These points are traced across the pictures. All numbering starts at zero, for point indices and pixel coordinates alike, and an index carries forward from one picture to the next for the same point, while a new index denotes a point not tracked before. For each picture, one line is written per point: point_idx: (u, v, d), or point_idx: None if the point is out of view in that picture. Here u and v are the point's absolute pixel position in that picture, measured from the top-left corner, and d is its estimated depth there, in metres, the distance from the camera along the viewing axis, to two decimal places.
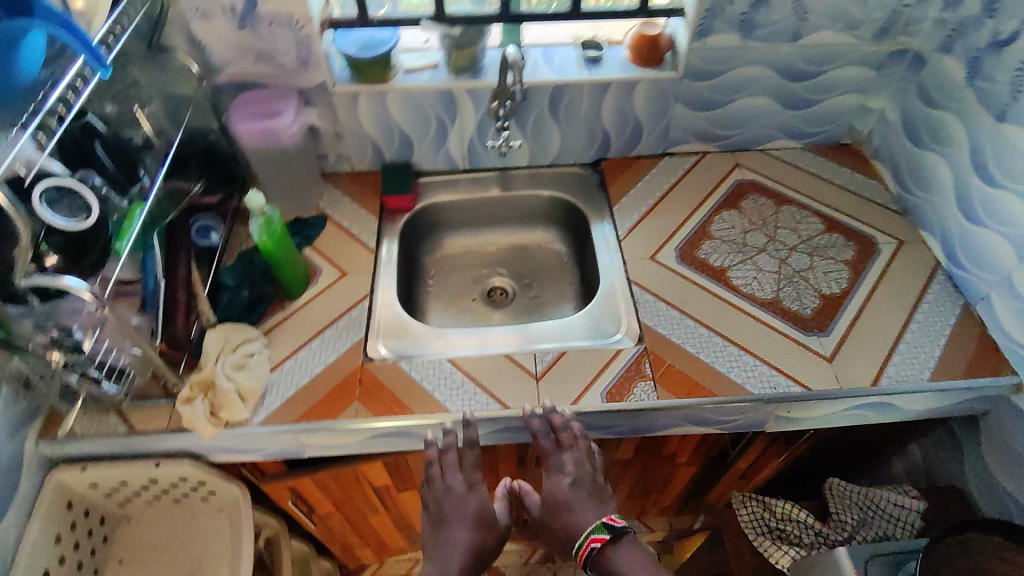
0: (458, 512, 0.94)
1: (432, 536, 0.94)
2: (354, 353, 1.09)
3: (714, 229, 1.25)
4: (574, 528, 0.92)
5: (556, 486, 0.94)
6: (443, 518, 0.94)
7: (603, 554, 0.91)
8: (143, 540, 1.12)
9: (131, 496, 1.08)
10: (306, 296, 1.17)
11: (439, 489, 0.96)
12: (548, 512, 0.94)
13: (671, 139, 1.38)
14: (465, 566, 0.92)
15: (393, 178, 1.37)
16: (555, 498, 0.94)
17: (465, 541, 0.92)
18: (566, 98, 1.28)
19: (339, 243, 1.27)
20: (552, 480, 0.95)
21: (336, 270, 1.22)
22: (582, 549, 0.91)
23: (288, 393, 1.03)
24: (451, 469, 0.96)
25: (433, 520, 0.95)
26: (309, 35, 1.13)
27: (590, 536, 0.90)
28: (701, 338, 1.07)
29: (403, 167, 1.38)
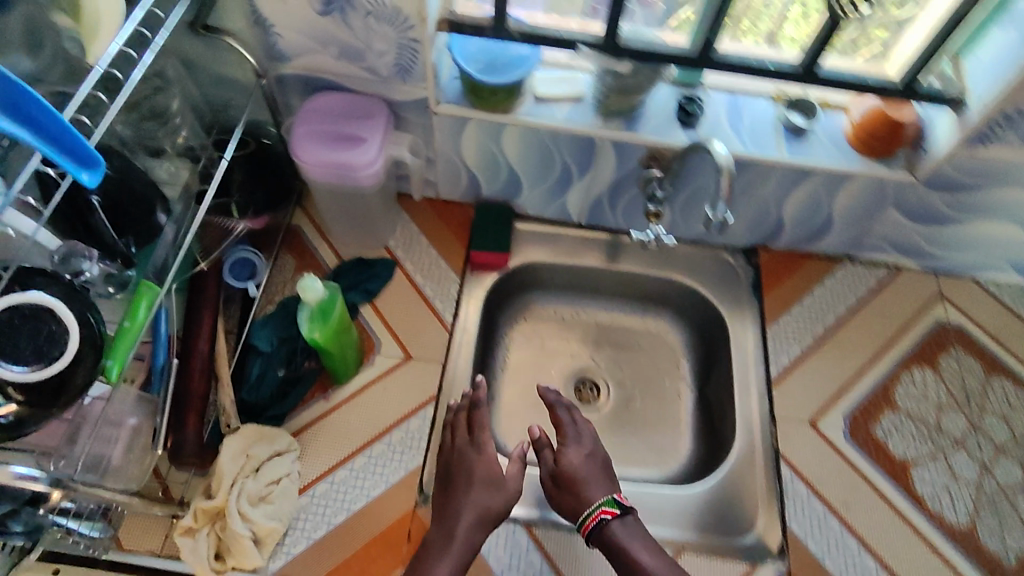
0: (478, 472, 0.79)
1: (447, 497, 0.78)
2: (405, 490, 0.84)
3: (898, 396, 0.95)
4: (584, 502, 0.80)
5: (572, 456, 0.84)
6: (462, 476, 0.79)
7: (610, 530, 0.78)
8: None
9: None
10: (354, 387, 0.91)
11: (465, 448, 0.82)
12: (566, 475, 0.82)
13: (861, 244, 1.03)
14: (475, 527, 0.76)
15: (488, 224, 1.05)
16: (576, 473, 0.82)
17: (484, 504, 0.77)
18: (745, 177, 0.93)
19: (405, 307, 0.99)
20: (567, 450, 0.84)
21: (399, 351, 0.95)
22: (589, 521, 0.79)
23: (318, 534, 0.80)
24: (480, 430, 0.83)
25: (449, 478, 0.80)
26: (418, 40, 0.79)
27: (600, 506, 0.79)
28: (864, 572, 0.83)
29: (504, 211, 1.07)
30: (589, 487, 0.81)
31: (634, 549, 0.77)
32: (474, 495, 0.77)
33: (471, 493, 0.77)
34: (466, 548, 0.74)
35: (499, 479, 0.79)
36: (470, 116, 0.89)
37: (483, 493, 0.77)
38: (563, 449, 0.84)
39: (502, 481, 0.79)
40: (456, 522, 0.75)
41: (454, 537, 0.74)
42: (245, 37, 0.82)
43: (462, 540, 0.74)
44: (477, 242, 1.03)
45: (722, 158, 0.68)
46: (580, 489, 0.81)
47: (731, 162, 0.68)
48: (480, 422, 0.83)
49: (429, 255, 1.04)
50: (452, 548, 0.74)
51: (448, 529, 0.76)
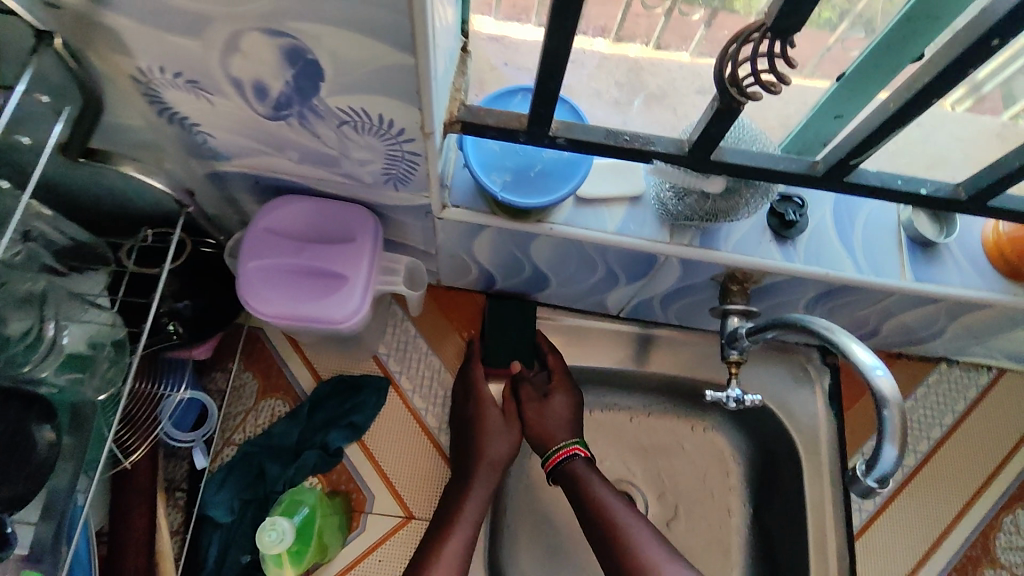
0: (485, 421, 0.76)
1: (462, 465, 0.74)
2: None
3: (1002, 548, 0.80)
4: (557, 439, 0.76)
5: (561, 392, 0.79)
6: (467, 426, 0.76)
7: (576, 467, 0.73)
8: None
9: None
10: (342, 563, 0.73)
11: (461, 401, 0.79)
12: (547, 409, 0.77)
13: (966, 350, 0.84)
14: (489, 479, 0.74)
15: (509, 328, 0.84)
16: (557, 415, 0.77)
17: (495, 453, 0.75)
18: (847, 296, 0.72)
19: (402, 441, 0.79)
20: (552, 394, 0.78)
21: (396, 510, 0.76)
22: (561, 453, 0.74)
23: None
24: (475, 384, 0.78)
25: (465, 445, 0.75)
26: (418, 152, 0.56)
27: (574, 442, 0.75)
28: None
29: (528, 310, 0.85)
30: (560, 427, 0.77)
31: (599, 492, 0.71)
32: (485, 448, 0.75)
33: (485, 447, 0.75)
34: (483, 500, 0.72)
35: (502, 429, 0.76)
36: (488, 226, 0.67)
37: (493, 441, 0.75)
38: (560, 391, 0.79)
39: (503, 428, 0.76)
40: (467, 471, 0.74)
41: (468, 488, 0.72)
42: (160, 135, 0.58)
43: (477, 492, 0.72)
44: (494, 357, 0.82)
45: (886, 383, 0.47)
46: (563, 421, 0.77)
47: (897, 392, 0.47)
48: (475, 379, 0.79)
49: (430, 366, 0.83)
50: (471, 500, 0.72)
51: (465, 483, 0.73)
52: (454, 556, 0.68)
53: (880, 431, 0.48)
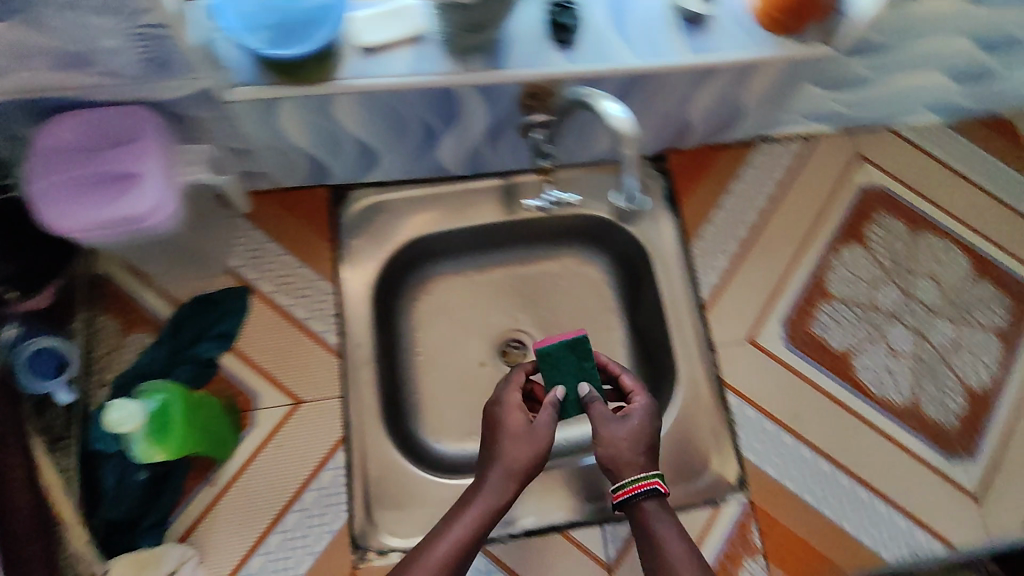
0: (510, 427, 0.71)
1: (485, 470, 0.70)
2: (336, 556, 0.75)
3: (831, 284, 0.90)
4: (629, 467, 0.68)
5: (635, 414, 0.71)
6: (494, 432, 0.71)
7: (646, 507, 0.68)
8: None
9: None
10: (242, 457, 0.77)
11: (503, 413, 0.72)
12: (615, 430, 0.70)
13: (776, 123, 0.92)
14: (505, 484, 0.69)
15: (564, 366, 0.74)
16: (628, 444, 0.69)
17: (512, 460, 0.69)
18: (643, 89, 0.77)
19: (274, 338, 0.81)
20: (624, 423, 0.70)
21: (282, 399, 0.79)
22: (638, 486, 0.67)
23: None
24: (509, 401, 0.72)
25: (493, 449, 0.71)
26: (161, 24, 0.55)
27: (654, 476, 0.67)
28: (823, 478, 0.83)
29: (580, 346, 0.75)
30: (629, 459, 0.68)
31: (668, 542, 0.67)
32: (504, 450, 0.70)
33: (509, 452, 0.69)
34: (490, 504, 0.68)
35: (532, 437, 0.70)
36: (281, 98, 0.67)
37: (513, 448, 0.69)
38: (638, 415, 0.71)
39: (528, 434, 0.70)
40: (482, 475, 0.70)
41: (480, 493, 0.68)
42: None
43: (489, 498, 0.68)
44: (551, 385, 0.74)
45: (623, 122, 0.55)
46: (639, 453, 0.69)
47: (635, 127, 0.54)
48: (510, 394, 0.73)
49: (287, 266, 0.84)
50: (478, 503, 0.68)
51: (476, 489, 0.69)
52: (438, 564, 0.66)
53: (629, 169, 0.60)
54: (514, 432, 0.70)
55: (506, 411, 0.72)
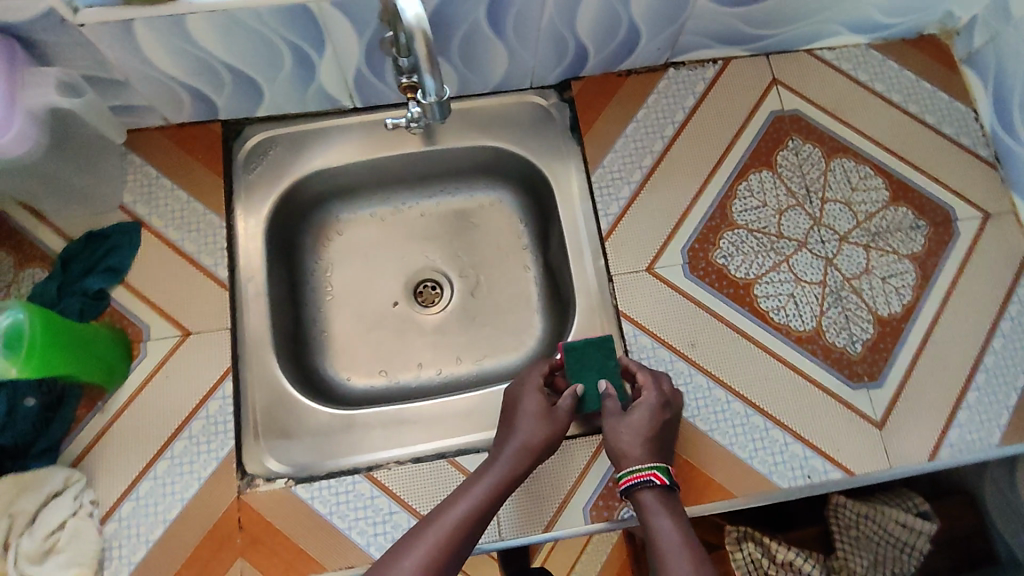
0: (526, 406, 0.76)
1: (502, 441, 0.75)
2: (222, 480, 0.76)
3: (737, 211, 0.88)
4: (629, 459, 0.73)
5: (640, 408, 0.75)
6: (515, 410, 0.76)
7: (644, 500, 0.71)
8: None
9: None
10: (131, 388, 0.78)
11: (521, 395, 0.78)
12: (620, 426, 0.74)
13: (679, 47, 0.90)
14: (515, 460, 0.73)
15: (592, 361, 0.79)
16: (628, 437, 0.74)
17: (527, 438, 0.74)
18: (515, 7, 0.77)
19: (165, 272, 0.82)
20: (630, 415, 0.75)
21: (171, 331, 0.80)
22: (635, 477, 0.71)
23: (139, 555, 0.73)
24: (529, 388, 0.78)
25: (510, 422, 0.76)
26: None
27: (652, 468, 0.71)
28: (717, 406, 0.82)
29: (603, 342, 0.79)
30: (631, 447, 0.73)
31: (662, 537, 0.67)
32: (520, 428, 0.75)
33: (525, 428, 0.74)
34: (503, 477, 0.72)
35: (546, 419, 0.75)
36: (132, 22, 0.67)
37: (530, 425, 0.74)
38: (647, 414, 0.75)
39: (542, 413, 0.76)
40: (497, 450, 0.75)
41: (496, 462, 0.73)
42: None
43: (503, 468, 0.73)
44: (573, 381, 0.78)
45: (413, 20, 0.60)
46: (642, 450, 0.73)
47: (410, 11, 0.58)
48: (531, 382, 0.79)
49: (179, 201, 0.85)
50: (492, 476, 0.72)
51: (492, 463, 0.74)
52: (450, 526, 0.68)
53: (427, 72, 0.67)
54: (535, 412, 0.75)
55: (525, 394, 0.77)
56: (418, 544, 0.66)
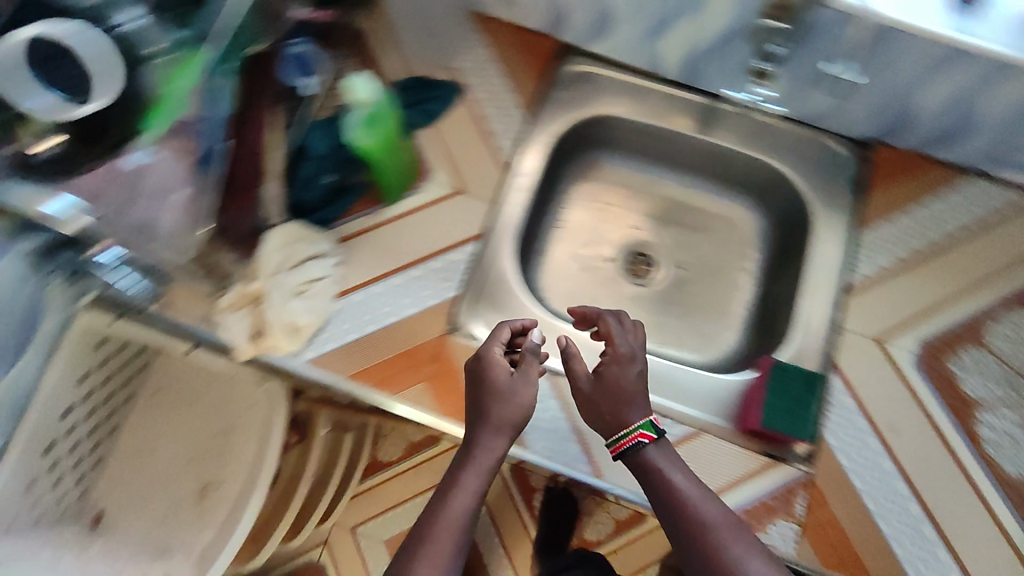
0: (498, 384, 0.72)
1: (478, 426, 0.71)
2: (436, 316, 0.86)
3: (991, 334, 0.84)
4: (618, 422, 0.71)
5: (613, 364, 0.74)
6: (485, 387, 0.73)
7: (649, 455, 0.69)
8: (157, 429, 1.01)
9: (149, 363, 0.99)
10: (402, 209, 0.89)
11: (487, 372, 0.74)
12: (591, 382, 0.74)
13: (1005, 157, 0.88)
14: (488, 448, 0.71)
15: (794, 386, 0.80)
16: (604, 402, 0.72)
17: (505, 421, 0.71)
18: (887, 54, 0.79)
19: (462, 135, 0.94)
20: (616, 371, 0.73)
21: (449, 183, 0.91)
22: (624, 442, 0.69)
23: (349, 337, 0.83)
24: (492, 363, 0.74)
25: (483, 404, 0.72)
26: None
27: (638, 428, 0.69)
28: (892, 494, 0.77)
29: (815, 382, 0.80)
30: (625, 408, 0.71)
31: (680, 483, 0.67)
32: (495, 412, 0.72)
33: (499, 410, 0.71)
34: (487, 465, 0.70)
35: (516, 394, 0.72)
36: None
37: (502, 411, 0.71)
38: (610, 363, 0.74)
39: (512, 392, 0.72)
40: (473, 442, 0.71)
41: (474, 456, 0.70)
42: None
43: (484, 458, 0.70)
44: (767, 393, 0.79)
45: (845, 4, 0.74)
46: (619, 407, 0.71)
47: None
48: (490, 359, 0.74)
49: (498, 86, 0.96)
50: (476, 463, 0.70)
51: (470, 450, 0.71)
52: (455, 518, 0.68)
53: (801, 55, 0.83)
54: (501, 391, 0.72)
55: (488, 365, 0.73)
56: (428, 546, 0.66)
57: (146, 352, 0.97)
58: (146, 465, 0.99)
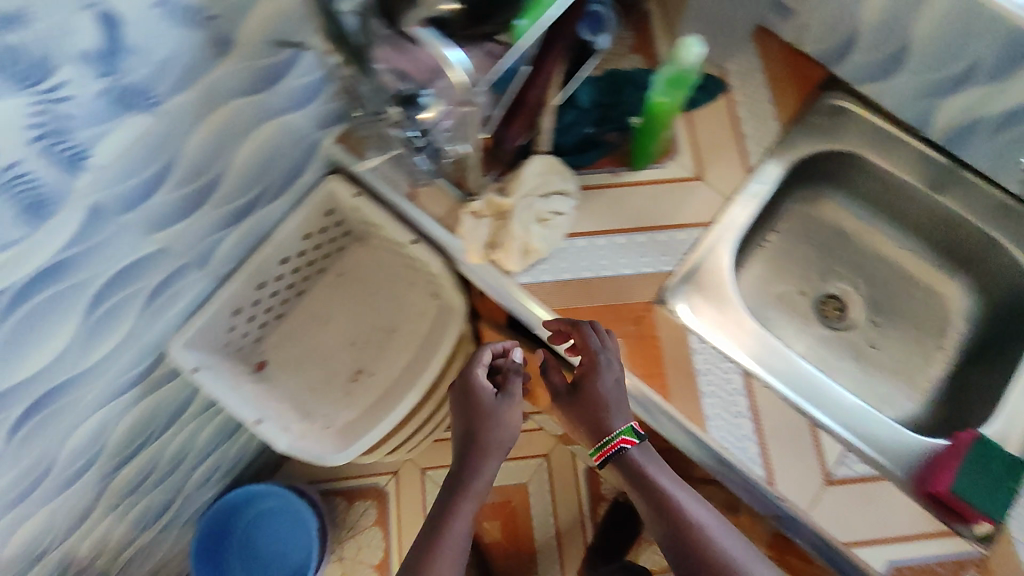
0: (487, 407, 0.84)
1: (466, 453, 0.83)
2: (649, 283, 0.88)
3: None
4: (601, 432, 0.78)
5: (589, 379, 0.79)
6: (474, 407, 0.84)
7: (633, 456, 0.77)
8: (334, 307, 1.13)
9: (364, 236, 1.13)
10: (644, 176, 0.93)
11: (480, 392, 0.85)
12: (571, 397, 0.80)
13: None
14: (479, 464, 0.82)
15: (995, 471, 0.77)
16: (589, 412, 0.78)
17: (498, 443, 0.83)
18: None
19: (716, 128, 0.96)
20: (593, 378, 0.79)
21: (692, 168, 0.94)
22: (607, 448, 0.77)
23: (564, 276, 0.87)
24: (478, 388, 0.86)
25: (470, 434, 0.83)
26: None
27: (618, 435, 0.77)
28: None
29: (1017, 470, 0.77)
30: (609, 415, 0.78)
31: (670, 492, 0.75)
32: (492, 435, 0.83)
33: (486, 432, 0.82)
34: (482, 486, 0.81)
35: (499, 413, 0.84)
36: None
37: (501, 431, 0.83)
38: (589, 373, 0.79)
39: (500, 413, 0.84)
40: (462, 469, 0.82)
41: (470, 477, 0.81)
42: None
43: (479, 479, 0.81)
44: (967, 471, 0.77)
45: None
46: (602, 416, 0.78)
47: None
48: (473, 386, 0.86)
49: (761, 95, 0.99)
50: (473, 484, 0.81)
51: (463, 470, 0.82)
52: (456, 538, 0.77)
53: None
54: (483, 414, 0.83)
55: (473, 388, 0.86)
56: (434, 559, 0.75)
57: (347, 238, 1.12)
58: (317, 334, 1.12)
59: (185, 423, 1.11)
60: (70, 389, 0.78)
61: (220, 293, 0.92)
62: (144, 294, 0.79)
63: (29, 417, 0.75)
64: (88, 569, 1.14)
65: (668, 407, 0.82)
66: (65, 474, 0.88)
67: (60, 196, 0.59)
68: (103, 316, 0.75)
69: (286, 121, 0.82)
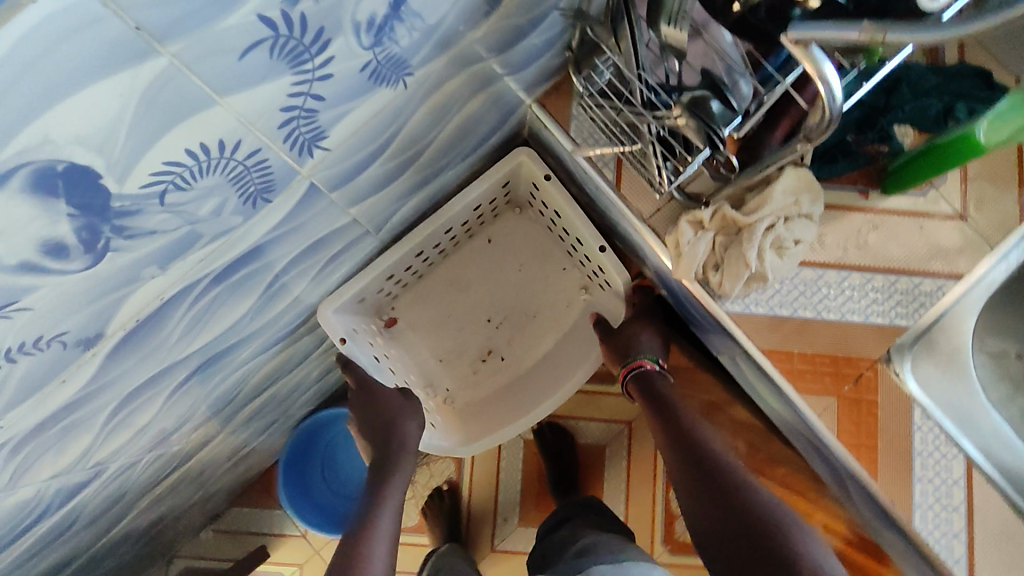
0: (394, 405, 0.88)
1: (385, 450, 0.85)
2: (881, 338, 0.75)
3: None
4: (631, 350, 0.87)
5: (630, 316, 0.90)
6: (382, 404, 0.88)
7: (649, 370, 0.85)
8: (475, 276, 1.03)
9: (526, 201, 1.00)
10: (896, 204, 0.78)
11: (392, 395, 0.89)
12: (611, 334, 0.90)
13: None
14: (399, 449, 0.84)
15: None
16: (625, 341, 0.88)
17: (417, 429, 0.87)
18: None
19: (995, 157, 0.79)
20: (637, 322, 0.89)
21: (958, 204, 0.78)
22: (630, 363, 0.86)
23: (781, 312, 0.75)
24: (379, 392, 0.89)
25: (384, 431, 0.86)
26: None
27: (643, 355, 0.86)
28: None
29: None
30: (642, 342, 0.87)
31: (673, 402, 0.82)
32: (406, 427, 0.87)
33: (396, 427, 0.86)
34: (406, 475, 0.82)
35: (409, 407, 0.89)
36: None
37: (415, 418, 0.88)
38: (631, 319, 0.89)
39: (407, 403, 0.89)
40: (386, 459, 0.83)
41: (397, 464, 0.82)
42: None
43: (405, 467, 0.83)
44: None
45: None
46: (631, 341, 0.87)
47: None
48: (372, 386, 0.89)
49: None
50: (400, 473, 0.82)
51: (391, 460, 0.83)
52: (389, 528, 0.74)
53: None
54: (392, 409, 0.88)
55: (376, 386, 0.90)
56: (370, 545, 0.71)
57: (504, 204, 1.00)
58: (454, 303, 1.03)
59: (309, 362, 1.06)
60: (232, 351, 0.71)
61: (381, 258, 0.82)
62: (319, 263, 0.70)
63: (190, 378, 0.69)
64: (198, 478, 1.15)
65: (871, 486, 0.73)
66: (205, 417, 0.85)
67: (285, 180, 0.48)
68: (280, 285, 0.66)
69: (506, 84, 0.67)
